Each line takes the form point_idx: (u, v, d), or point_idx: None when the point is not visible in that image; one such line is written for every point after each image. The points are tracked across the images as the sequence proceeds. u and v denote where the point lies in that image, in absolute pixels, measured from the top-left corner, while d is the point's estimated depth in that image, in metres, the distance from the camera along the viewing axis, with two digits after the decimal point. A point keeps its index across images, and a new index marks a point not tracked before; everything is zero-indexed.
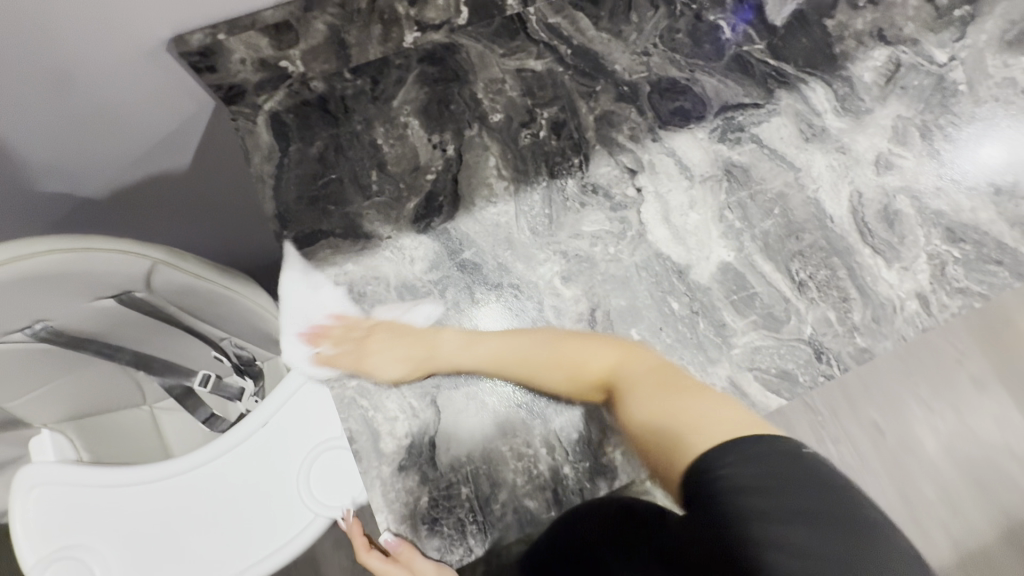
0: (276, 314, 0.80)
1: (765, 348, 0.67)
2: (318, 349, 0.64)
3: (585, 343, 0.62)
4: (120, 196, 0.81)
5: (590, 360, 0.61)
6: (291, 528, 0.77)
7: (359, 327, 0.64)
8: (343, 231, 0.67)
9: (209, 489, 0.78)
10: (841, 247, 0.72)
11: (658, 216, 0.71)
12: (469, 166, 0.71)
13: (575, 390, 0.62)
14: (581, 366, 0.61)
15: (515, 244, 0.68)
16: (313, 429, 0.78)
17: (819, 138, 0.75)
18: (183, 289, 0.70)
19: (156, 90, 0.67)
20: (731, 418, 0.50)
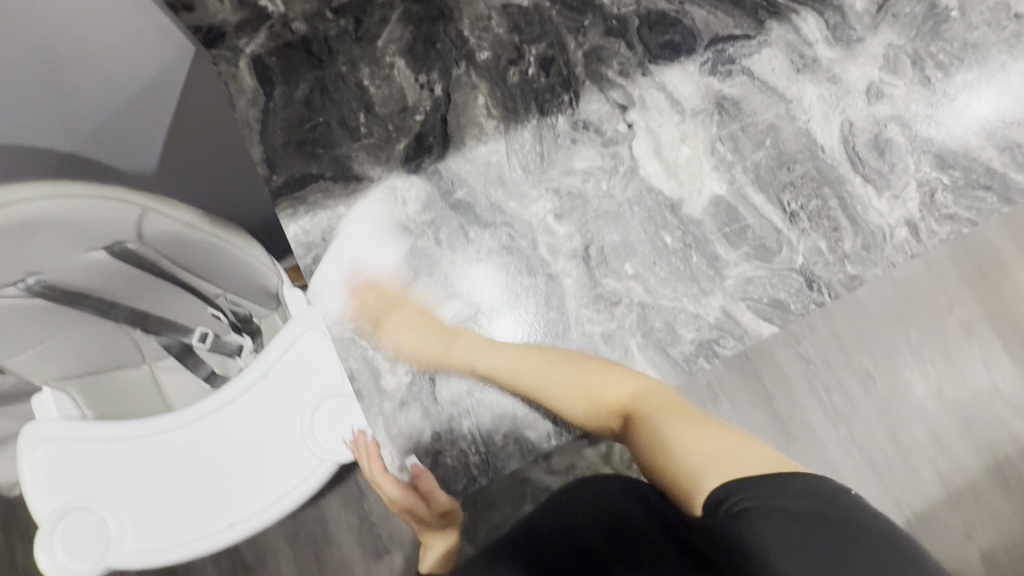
0: (270, 266, 0.79)
1: (756, 279, 0.68)
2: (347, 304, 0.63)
3: (604, 371, 0.64)
4: (106, 156, 0.79)
5: (610, 389, 0.64)
6: (298, 473, 0.78)
7: (393, 292, 0.64)
8: (333, 174, 0.66)
9: (216, 440, 0.79)
10: (832, 177, 0.72)
11: (649, 151, 0.71)
12: (458, 106, 0.70)
13: (594, 417, 0.65)
14: (606, 398, 0.64)
15: (507, 182, 0.68)
16: (314, 376, 0.79)
17: (811, 68, 0.74)
18: (174, 240, 0.70)
19: (130, 31, 0.67)
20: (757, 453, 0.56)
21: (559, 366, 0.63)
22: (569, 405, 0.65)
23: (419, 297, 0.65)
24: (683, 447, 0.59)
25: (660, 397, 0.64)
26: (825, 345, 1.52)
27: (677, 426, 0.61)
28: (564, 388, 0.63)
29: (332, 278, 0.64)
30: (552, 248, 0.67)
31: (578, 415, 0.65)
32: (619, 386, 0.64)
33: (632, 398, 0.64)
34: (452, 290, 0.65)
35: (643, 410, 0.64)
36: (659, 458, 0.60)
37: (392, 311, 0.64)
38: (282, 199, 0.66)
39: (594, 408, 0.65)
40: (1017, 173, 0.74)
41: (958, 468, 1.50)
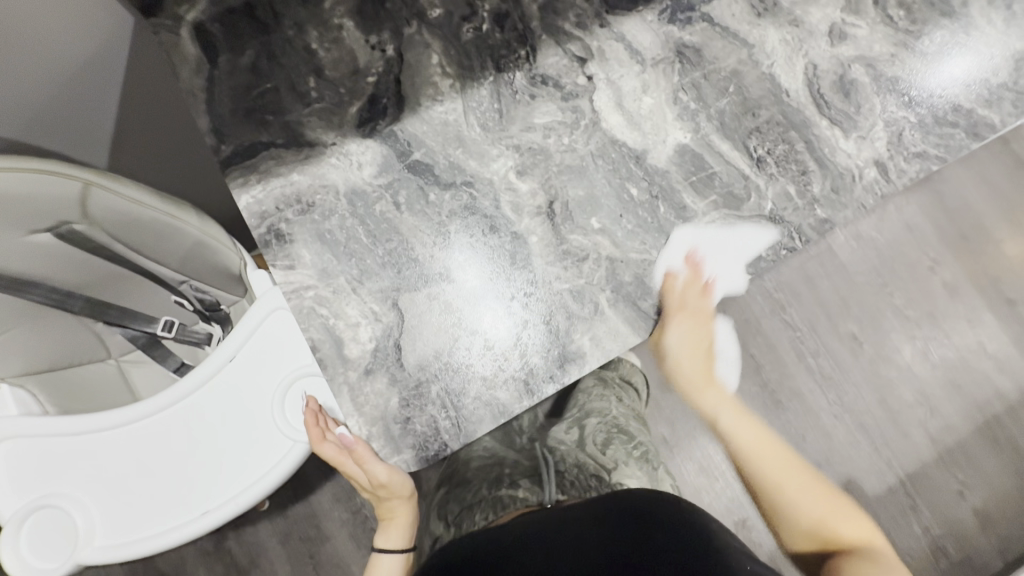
0: (232, 246, 0.78)
1: (726, 227, 0.67)
2: (682, 271, 0.66)
3: (829, 499, 0.79)
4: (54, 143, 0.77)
5: (809, 511, 0.78)
6: (271, 456, 0.76)
7: (693, 303, 0.67)
8: (285, 141, 0.64)
9: (192, 421, 0.77)
10: (798, 121, 0.71)
11: (611, 103, 0.69)
12: (411, 65, 0.67)
13: (805, 536, 0.77)
14: (831, 535, 0.76)
15: (466, 141, 0.66)
16: (282, 356, 0.77)
17: (772, 12, 0.73)
18: (126, 221, 0.68)
19: (77, 29, 0.66)
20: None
21: (835, 515, 0.77)
22: (802, 512, 0.78)
23: (380, 261, 0.62)
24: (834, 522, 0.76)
25: (858, 540, 0.74)
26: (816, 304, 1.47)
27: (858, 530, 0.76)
28: (816, 500, 0.78)
29: (715, 245, 0.67)
30: (515, 206, 0.65)
31: (793, 537, 0.78)
32: (807, 514, 0.78)
33: (825, 517, 0.77)
34: (414, 253, 0.63)
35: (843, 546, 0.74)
36: (784, 507, 0.79)
37: (352, 278, 0.62)
38: (231, 168, 0.63)
39: (812, 533, 0.77)
40: (985, 108, 0.73)
41: (939, 425, 1.51)
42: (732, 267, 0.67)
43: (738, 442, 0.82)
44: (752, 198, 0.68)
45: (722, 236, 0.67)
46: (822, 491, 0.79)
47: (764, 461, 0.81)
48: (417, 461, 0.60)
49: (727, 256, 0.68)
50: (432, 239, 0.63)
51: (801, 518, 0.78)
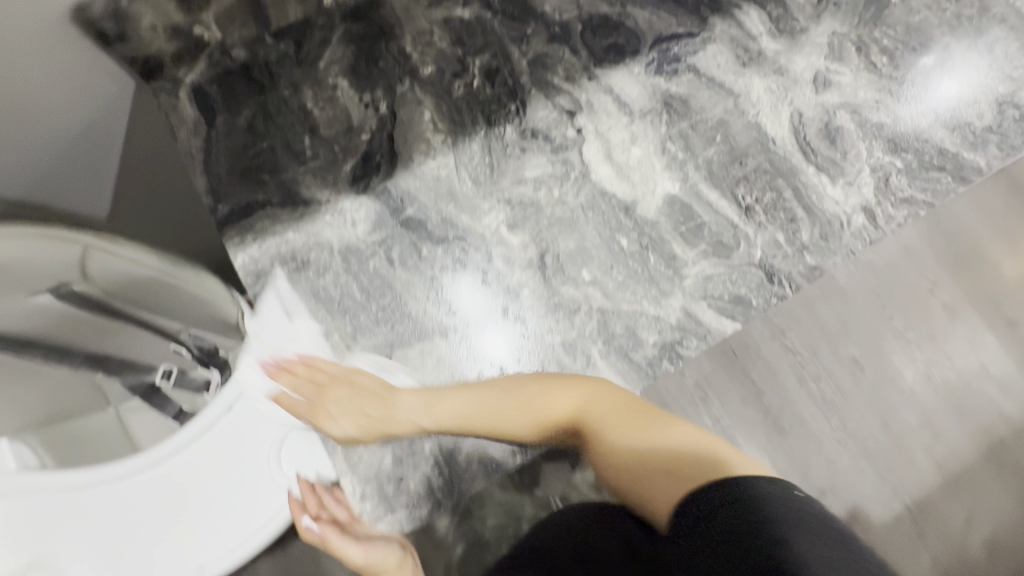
0: None
1: (716, 276, 0.68)
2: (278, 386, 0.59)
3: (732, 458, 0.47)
4: (63, 198, 0.55)
5: (552, 399, 0.56)
6: (264, 512, 0.69)
7: (323, 372, 0.60)
8: (280, 200, 0.65)
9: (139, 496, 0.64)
10: (786, 169, 0.72)
11: (600, 155, 0.70)
12: (404, 122, 0.69)
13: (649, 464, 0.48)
14: (548, 416, 0.55)
15: (458, 196, 0.67)
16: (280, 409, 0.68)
17: (756, 61, 0.75)
18: None
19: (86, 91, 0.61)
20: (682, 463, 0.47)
21: (625, 427, 0.52)
22: (517, 433, 0.56)
23: (373, 318, 0.64)
24: (643, 440, 0.50)
25: (685, 471, 0.46)
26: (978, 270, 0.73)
27: (658, 429, 0.51)
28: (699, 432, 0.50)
29: (275, 330, 0.64)
30: (507, 259, 0.66)
31: (559, 431, 0.56)
32: (620, 442, 0.51)
33: (577, 402, 0.55)
34: (407, 309, 0.64)
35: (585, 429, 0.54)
36: (602, 450, 0.52)
37: (346, 336, 0.63)
38: (228, 228, 0.65)
39: (632, 470, 0.49)
40: (970, 152, 0.74)
41: None
42: (298, 321, 0.64)
43: (392, 406, 0.59)
44: (742, 246, 0.69)
45: (295, 324, 0.64)
46: (625, 403, 0.54)
47: (458, 403, 0.58)
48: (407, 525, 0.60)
49: (279, 322, 0.64)
50: (425, 293, 0.64)
51: (623, 462, 0.50)
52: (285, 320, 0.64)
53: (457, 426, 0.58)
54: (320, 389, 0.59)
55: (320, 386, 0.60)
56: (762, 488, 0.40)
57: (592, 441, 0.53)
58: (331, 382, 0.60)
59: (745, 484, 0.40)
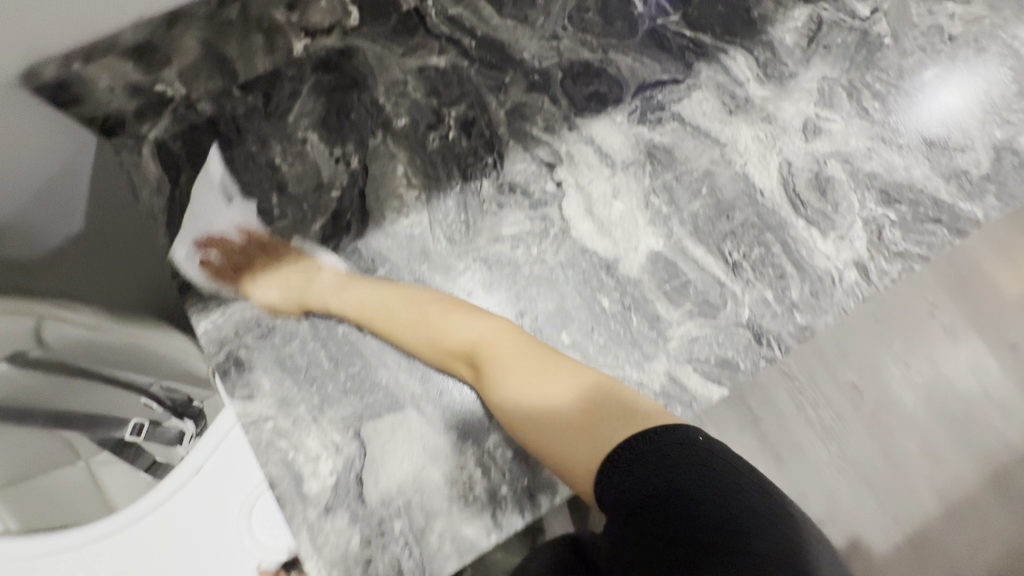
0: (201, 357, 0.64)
1: (702, 338, 0.65)
2: (206, 258, 0.63)
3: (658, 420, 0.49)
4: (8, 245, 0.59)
5: (459, 327, 0.60)
6: None
7: (258, 252, 0.64)
8: (246, 262, 0.63)
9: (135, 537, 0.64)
10: (774, 222, 0.69)
11: (581, 210, 0.67)
12: (376, 177, 0.66)
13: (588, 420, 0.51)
14: (451, 337, 0.59)
15: (432, 256, 0.65)
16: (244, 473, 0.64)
17: (743, 109, 0.72)
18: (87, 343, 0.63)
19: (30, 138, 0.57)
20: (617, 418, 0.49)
21: (540, 377, 0.55)
22: (413, 344, 0.60)
23: (342, 387, 0.61)
24: (540, 402, 0.54)
25: (589, 437, 0.49)
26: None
27: (568, 387, 0.54)
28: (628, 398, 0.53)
29: (211, 212, 0.65)
30: None
31: (460, 360, 0.60)
32: (529, 394, 0.55)
33: (484, 339, 0.59)
34: (378, 378, 0.61)
35: (484, 356, 0.58)
36: (506, 393, 0.56)
37: (313, 407, 0.60)
38: (191, 293, 0.62)
39: (561, 412, 0.53)
40: (966, 202, 0.71)
41: None
42: (236, 205, 0.65)
43: (311, 279, 0.62)
44: (731, 306, 0.66)
45: (232, 206, 0.65)
46: (530, 347, 0.58)
47: (383, 305, 0.61)
48: None
49: (217, 206, 0.65)
50: (396, 359, 0.62)
51: (514, 416, 0.55)
52: (223, 203, 0.65)
53: (360, 317, 0.61)
54: (264, 262, 0.64)
55: (267, 264, 0.64)
56: (687, 440, 0.44)
57: (488, 369, 0.58)
58: (261, 259, 0.64)
59: (673, 440, 0.44)
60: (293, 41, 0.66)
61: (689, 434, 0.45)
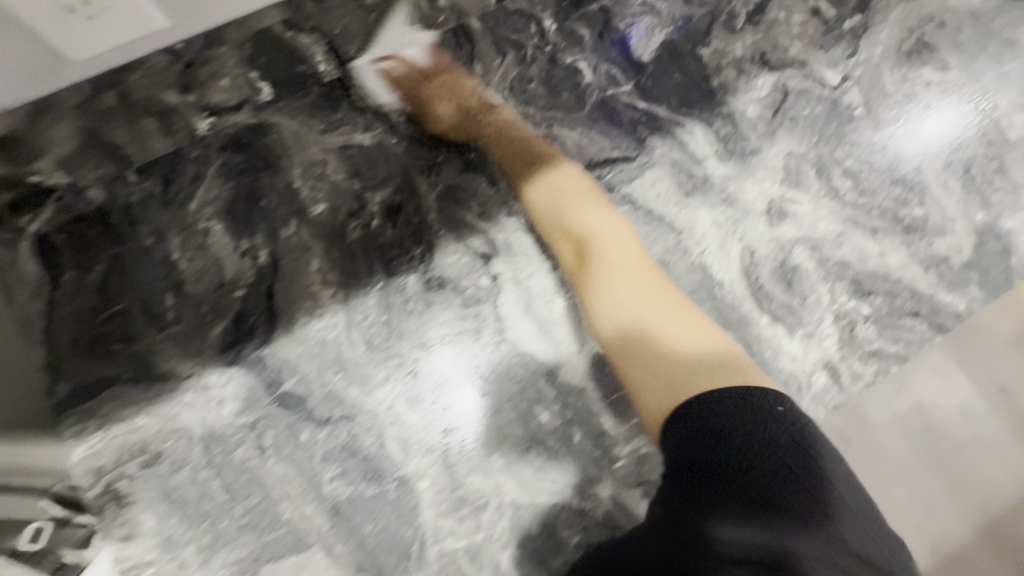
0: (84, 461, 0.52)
1: (652, 456, 0.58)
2: (382, 65, 0.62)
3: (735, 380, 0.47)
4: None
5: (589, 220, 0.59)
6: None
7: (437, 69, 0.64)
8: (131, 375, 0.55)
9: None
10: (734, 319, 0.62)
11: (518, 308, 0.60)
12: (287, 273, 0.59)
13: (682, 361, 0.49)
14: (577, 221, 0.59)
15: (348, 365, 0.57)
16: None
17: (701, 189, 0.66)
18: None
19: None
20: (706, 363, 0.48)
21: (635, 303, 0.55)
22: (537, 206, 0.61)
23: (236, 524, 0.53)
24: (636, 311, 0.54)
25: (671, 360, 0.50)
26: (981, 345, 0.66)
27: (675, 322, 0.54)
28: (699, 344, 0.51)
29: (390, 40, 0.59)
30: (403, 443, 0.56)
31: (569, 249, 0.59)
32: (635, 315, 0.54)
33: (607, 234, 0.59)
34: (280, 511, 0.53)
35: (594, 251, 0.58)
36: (598, 295, 0.57)
37: (203, 548, 0.52)
38: (66, 413, 0.54)
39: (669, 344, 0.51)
40: (947, 292, 0.65)
41: None
42: (422, 35, 0.61)
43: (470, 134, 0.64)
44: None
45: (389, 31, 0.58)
46: (643, 268, 0.58)
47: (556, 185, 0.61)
48: None
49: (393, 42, 0.59)
50: (302, 488, 0.54)
51: (606, 317, 0.56)
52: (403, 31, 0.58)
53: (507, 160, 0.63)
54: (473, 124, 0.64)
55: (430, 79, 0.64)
56: (775, 416, 0.42)
57: (604, 258, 0.58)
58: (445, 78, 0.64)
59: (765, 416, 0.42)
60: (195, 120, 0.57)
61: (772, 407, 0.43)
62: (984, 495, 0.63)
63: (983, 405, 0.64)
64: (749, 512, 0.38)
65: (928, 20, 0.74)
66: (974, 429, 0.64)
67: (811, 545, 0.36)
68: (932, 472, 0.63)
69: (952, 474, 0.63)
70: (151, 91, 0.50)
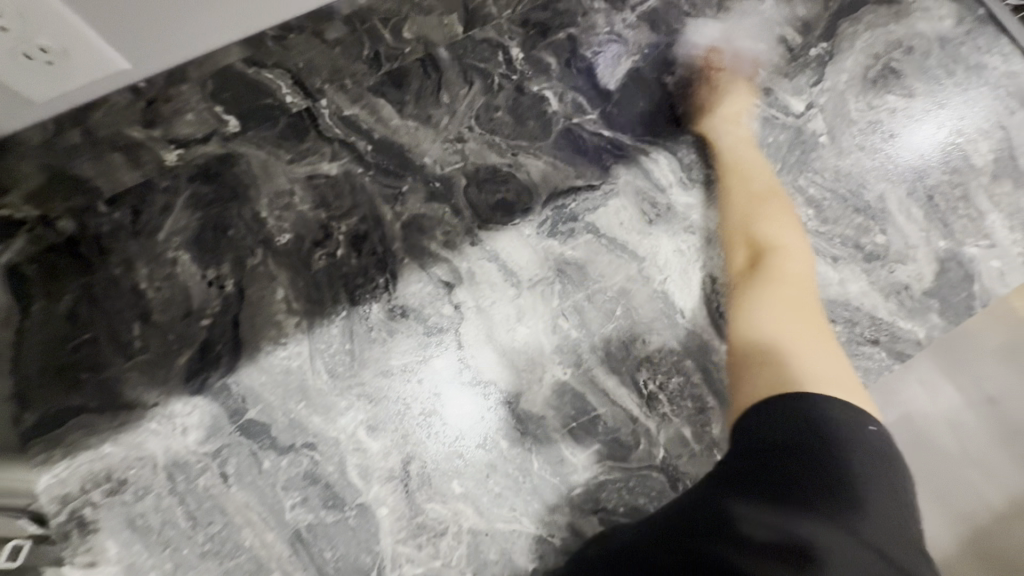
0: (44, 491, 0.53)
1: (610, 484, 0.58)
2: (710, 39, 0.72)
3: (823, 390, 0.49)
4: None
5: (775, 231, 0.63)
6: None
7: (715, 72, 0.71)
8: (98, 404, 0.56)
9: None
10: (695, 346, 0.63)
11: (480, 336, 0.61)
12: (253, 302, 0.60)
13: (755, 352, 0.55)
14: (756, 231, 0.63)
15: (311, 393, 0.58)
16: None
17: (665, 217, 0.66)
18: None
19: None
20: (804, 371, 0.51)
21: (790, 313, 0.57)
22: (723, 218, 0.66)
23: (198, 551, 0.54)
24: (770, 316, 0.57)
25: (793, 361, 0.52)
26: (967, 357, 0.68)
27: (803, 339, 0.55)
28: (823, 356, 0.53)
29: (733, 31, 0.73)
30: (364, 471, 0.57)
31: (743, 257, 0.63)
32: (770, 321, 0.56)
33: (787, 249, 0.62)
34: (241, 538, 0.54)
35: (768, 263, 0.61)
36: (746, 301, 0.59)
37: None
38: (33, 443, 0.55)
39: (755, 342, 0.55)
40: (907, 320, 0.66)
41: None
42: (751, 24, 0.73)
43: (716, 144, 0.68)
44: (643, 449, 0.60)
45: (763, 23, 0.73)
46: (797, 284, 0.60)
47: (733, 189, 0.66)
48: None
49: (740, 27, 0.73)
50: (263, 516, 0.55)
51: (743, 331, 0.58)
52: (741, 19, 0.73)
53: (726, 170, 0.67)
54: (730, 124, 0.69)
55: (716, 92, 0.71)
56: (865, 432, 0.45)
57: (766, 267, 0.61)
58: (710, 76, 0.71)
59: (857, 429, 0.45)
60: (162, 152, 0.60)
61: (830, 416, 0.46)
62: (971, 503, 0.67)
63: (971, 415, 0.68)
64: (785, 504, 0.41)
65: (896, 46, 0.75)
66: (962, 440, 0.68)
67: (846, 545, 0.38)
68: (920, 481, 0.67)
69: (938, 482, 0.67)
70: (113, 127, 0.57)
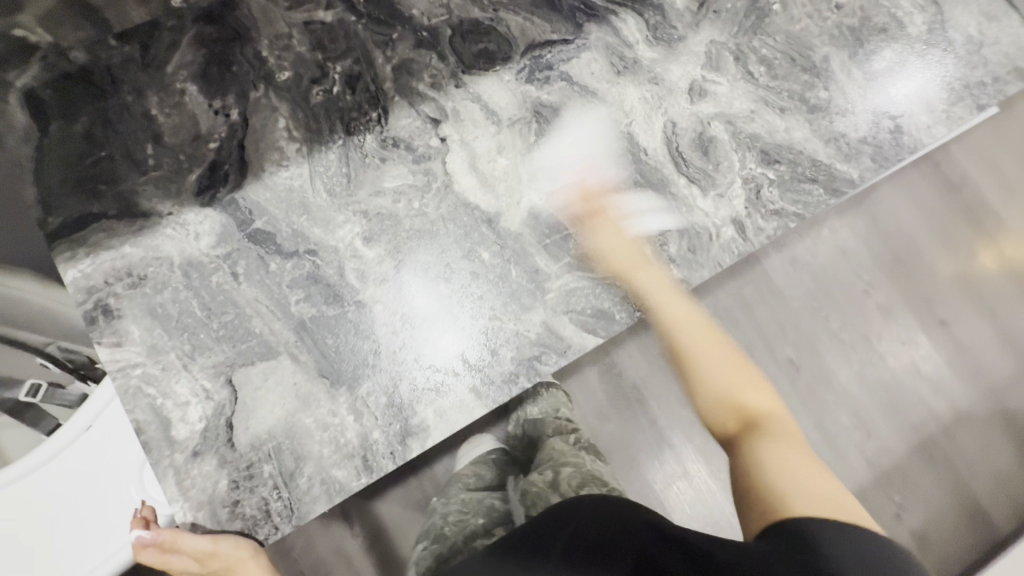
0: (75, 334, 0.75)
1: (579, 290, 0.66)
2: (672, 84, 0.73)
3: (778, 456, 0.59)
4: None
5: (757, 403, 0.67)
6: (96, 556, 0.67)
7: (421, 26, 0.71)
8: (117, 212, 0.62)
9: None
10: (656, 180, 0.71)
11: (464, 165, 0.68)
12: (256, 130, 0.66)
13: (715, 413, 0.68)
14: (743, 404, 0.67)
15: (311, 208, 0.65)
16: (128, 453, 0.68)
17: (631, 70, 0.73)
18: None
19: None
20: (768, 465, 0.58)
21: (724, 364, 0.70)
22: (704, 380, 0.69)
23: (214, 335, 0.61)
24: (782, 468, 0.57)
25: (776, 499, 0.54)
26: (906, 268, 1.29)
27: (720, 372, 0.69)
28: (728, 370, 0.69)
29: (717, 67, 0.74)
30: (361, 274, 0.64)
31: (713, 410, 0.68)
32: (721, 374, 0.69)
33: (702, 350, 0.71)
34: (252, 326, 0.61)
35: (756, 427, 0.64)
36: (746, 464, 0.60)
37: (184, 355, 0.60)
38: (57, 243, 0.61)
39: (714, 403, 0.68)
40: (843, 163, 0.74)
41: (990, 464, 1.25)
42: None
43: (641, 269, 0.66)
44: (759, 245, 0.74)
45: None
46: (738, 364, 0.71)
47: (684, 332, 0.71)
48: (213, 533, 0.58)
49: None
50: (271, 306, 0.62)
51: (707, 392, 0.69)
52: None
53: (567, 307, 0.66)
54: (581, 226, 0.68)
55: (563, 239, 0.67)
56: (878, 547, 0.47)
57: (752, 446, 0.62)
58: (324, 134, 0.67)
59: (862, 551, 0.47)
60: None
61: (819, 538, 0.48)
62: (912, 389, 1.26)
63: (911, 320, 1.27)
64: None
65: None
66: (909, 347, 1.26)
67: None
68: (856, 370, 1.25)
69: (874, 400, 1.25)
70: None
